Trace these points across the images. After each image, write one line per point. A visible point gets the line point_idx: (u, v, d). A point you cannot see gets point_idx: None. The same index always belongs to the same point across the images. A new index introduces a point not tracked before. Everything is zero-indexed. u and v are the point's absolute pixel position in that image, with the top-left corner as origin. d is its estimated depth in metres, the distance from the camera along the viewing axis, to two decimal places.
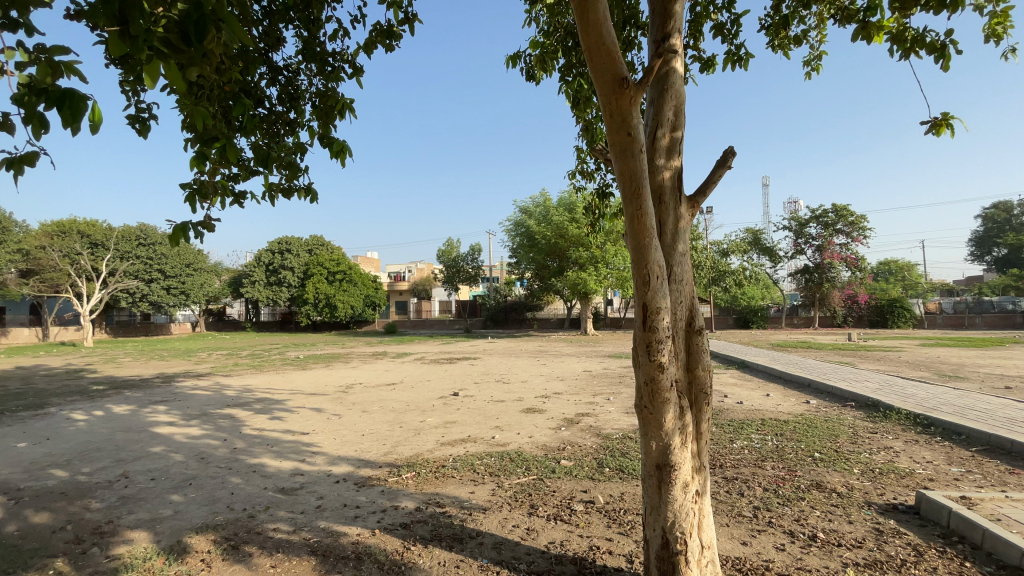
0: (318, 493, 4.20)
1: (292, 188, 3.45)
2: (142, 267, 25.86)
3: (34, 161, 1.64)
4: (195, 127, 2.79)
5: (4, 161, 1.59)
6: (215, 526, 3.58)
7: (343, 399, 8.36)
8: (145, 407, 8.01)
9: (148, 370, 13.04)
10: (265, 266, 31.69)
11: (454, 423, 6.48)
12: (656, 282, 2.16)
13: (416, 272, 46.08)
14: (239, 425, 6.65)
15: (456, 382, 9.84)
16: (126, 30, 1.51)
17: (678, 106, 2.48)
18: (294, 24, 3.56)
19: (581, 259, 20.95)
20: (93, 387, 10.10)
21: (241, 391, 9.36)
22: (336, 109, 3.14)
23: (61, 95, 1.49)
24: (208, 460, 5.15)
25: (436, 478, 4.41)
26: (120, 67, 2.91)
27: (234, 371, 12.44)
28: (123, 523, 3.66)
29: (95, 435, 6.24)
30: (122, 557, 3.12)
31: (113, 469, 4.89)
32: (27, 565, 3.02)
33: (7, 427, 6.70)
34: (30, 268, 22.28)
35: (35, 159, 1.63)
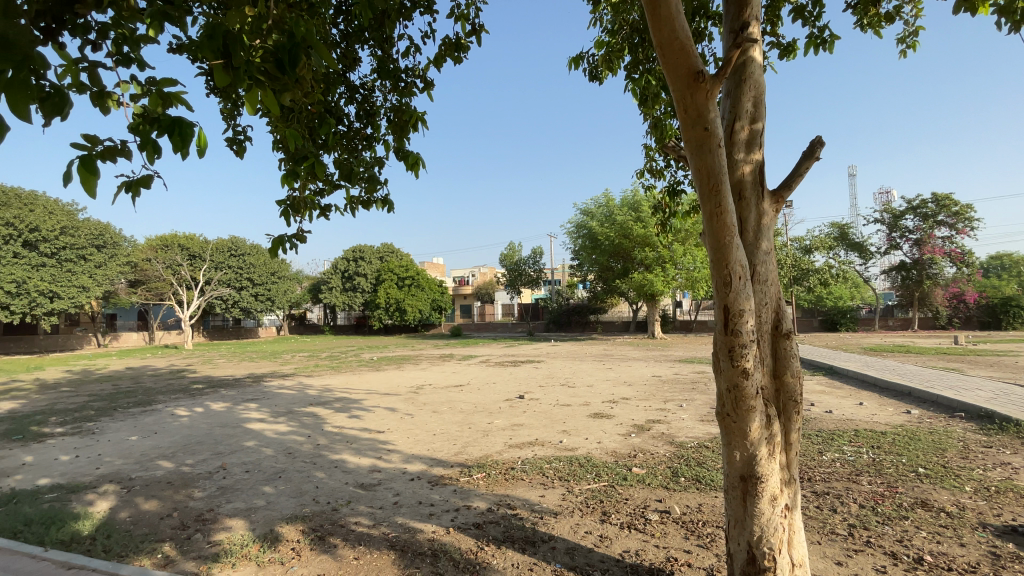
0: (394, 490, 4.37)
1: (370, 199, 3.63)
2: (234, 276, 28.30)
3: (148, 183, 1.89)
4: (286, 147, 3.01)
5: (124, 184, 1.84)
6: (302, 517, 3.83)
7: (414, 400, 8.66)
8: (237, 404, 8.75)
9: (240, 370, 14.22)
10: (341, 273, 33.64)
11: (522, 425, 6.51)
12: (738, 283, 2.06)
13: (479, 276, 46.89)
14: (320, 423, 7.09)
15: (522, 385, 9.89)
16: (229, 63, 1.67)
17: (758, 96, 2.35)
18: (369, 44, 3.75)
19: (646, 260, 20.39)
20: (193, 386, 11.17)
21: (320, 391, 9.96)
22: (410, 123, 3.27)
23: (171, 123, 1.67)
24: (295, 455, 5.53)
25: (505, 480, 4.46)
26: (221, 96, 3.22)
27: (314, 372, 13.27)
28: (222, 511, 4.01)
29: (197, 430, 6.89)
30: (222, 544, 3.41)
31: (213, 461, 5.37)
32: (140, 548, 3.36)
33: (123, 422, 7.57)
34: (138, 278, 25.54)
35: (150, 181, 1.87)
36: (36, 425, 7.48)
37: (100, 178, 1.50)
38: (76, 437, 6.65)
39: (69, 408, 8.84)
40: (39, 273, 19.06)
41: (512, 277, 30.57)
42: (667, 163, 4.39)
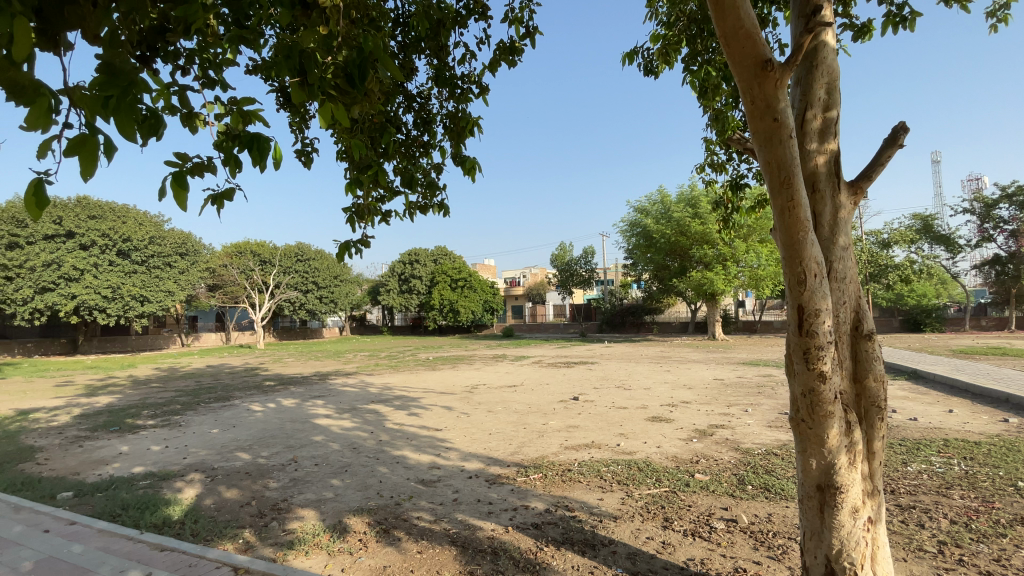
0: (453, 487, 4.46)
1: (427, 204, 3.74)
2: (300, 280, 29.93)
3: (231, 197, 2.07)
4: (350, 156, 3.15)
5: (208, 198, 2.01)
6: (367, 510, 3.99)
7: (469, 399, 8.81)
8: (306, 401, 9.26)
9: (307, 369, 15.05)
10: (398, 276, 34.78)
11: (578, 427, 6.47)
12: (814, 281, 1.94)
13: (530, 277, 46.91)
14: (382, 419, 7.37)
15: (577, 386, 9.82)
16: (304, 81, 1.78)
17: (831, 83, 2.21)
18: (425, 53, 3.85)
19: (706, 258, 19.64)
20: (265, 383, 11.92)
21: (380, 389, 10.34)
22: (466, 128, 3.33)
23: (250, 139, 1.81)
24: (359, 450, 5.77)
25: (562, 481, 4.43)
26: (291, 110, 3.43)
27: (374, 371, 13.80)
28: (294, 501, 4.25)
29: (270, 425, 7.34)
30: (296, 532, 3.62)
31: (285, 454, 5.71)
32: (223, 533, 3.62)
33: (205, 415, 8.22)
34: (216, 283, 27.47)
35: (232, 195, 2.04)
36: (132, 417, 8.26)
37: (189, 192, 1.65)
38: (165, 429, 7.28)
39: (159, 402, 9.69)
40: (131, 279, 20.99)
41: (564, 278, 30.31)
42: (729, 157, 4.22)
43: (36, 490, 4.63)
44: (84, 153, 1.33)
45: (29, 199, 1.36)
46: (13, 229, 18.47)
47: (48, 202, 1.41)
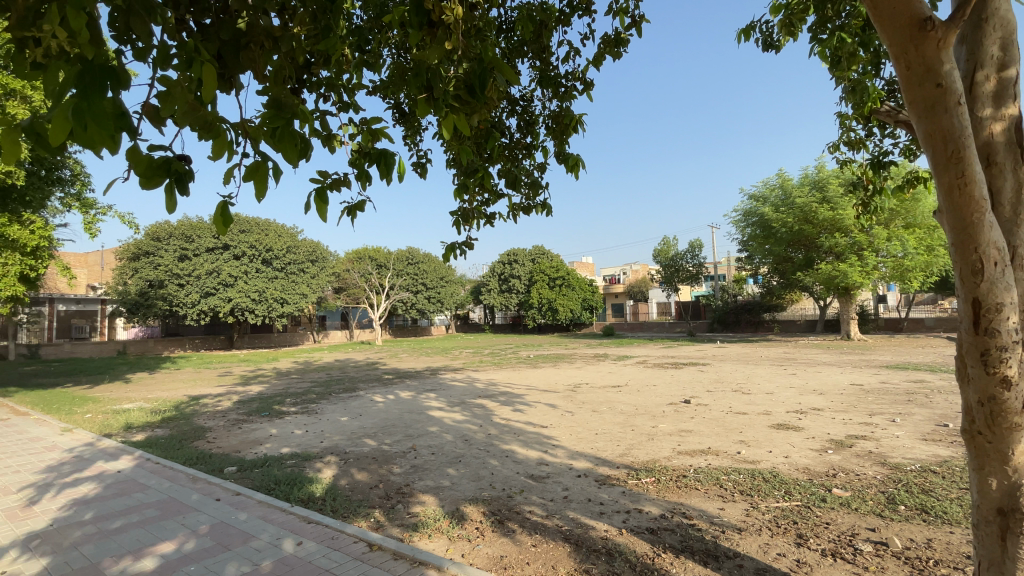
0: (563, 484, 4.50)
1: (530, 205, 3.80)
2: (411, 281, 32.04)
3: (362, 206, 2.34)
4: (459, 163, 3.31)
5: (343, 207, 2.29)
6: (482, 500, 4.17)
7: (573, 398, 8.80)
8: (420, 394, 9.93)
9: (420, 364, 16.11)
10: (499, 276, 35.74)
11: (691, 431, 6.16)
12: (993, 270, 1.65)
13: (631, 274, 45.46)
14: (490, 414, 7.66)
15: (687, 388, 9.35)
16: (430, 96, 1.94)
17: (1008, 35, 1.86)
18: (528, 56, 3.90)
19: (836, 247, 17.57)
20: (384, 376, 12.97)
21: (486, 385, 10.72)
22: (569, 126, 3.31)
23: (378, 155, 2.04)
24: (471, 442, 6.05)
25: (678, 487, 4.26)
26: (405, 124, 3.71)
27: (480, 367, 14.36)
28: (416, 487, 4.58)
29: (390, 414, 7.99)
30: (420, 515, 3.89)
31: (405, 442, 6.18)
32: (357, 511, 4.01)
33: (336, 404, 9.17)
34: (341, 286, 30.45)
35: (363, 204, 2.30)
36: (277, 404, 9.48)
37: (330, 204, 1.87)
38: (304, 415, 8.26)
39: (297, 391, 10.98)
40: (274, 284, 24.05)
41: (668, 274, 28.88)
42: (869, 131, 3.74)
43: (209, 463, 5.51)
44: (257, 177, 1.56)
45: (218, 219, 1.64)
46: (184, 244, 22.10)
47: (232, 219, 1.68)
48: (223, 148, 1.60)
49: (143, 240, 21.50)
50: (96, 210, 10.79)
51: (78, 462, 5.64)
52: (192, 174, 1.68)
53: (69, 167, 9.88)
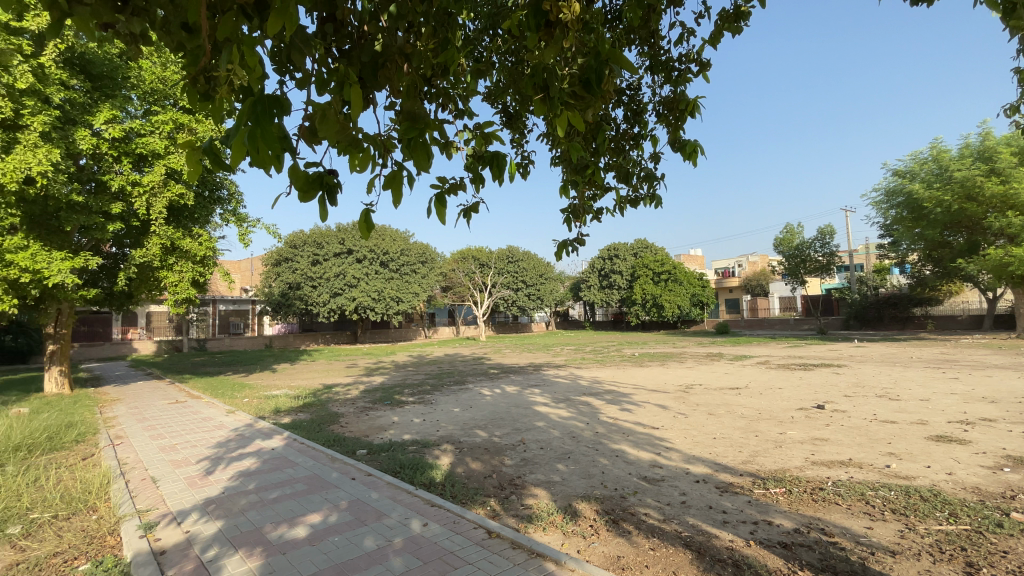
0: (680, 488, 4.30)
1: (638, 197, 3.68)
2: (512, 279, 32.72)
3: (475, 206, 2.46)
4: (568, 160, 3.30)
5: (459, 207, 2.42)
6: (595, 498, 4.14)
7: (685, 399, 8.36)
8: (525, 389, 10.12)
9: (523, 360, 16.43)
10: (599, 272, 35.10)
11: (825, 440, 5.55)
12: None
13: (746, 268, 42.05)
14: (596, 412, 7.57)
15: (818, 393, 8.42)
16: (546, 95, 1.98)
17: None
18: (636, 43, 3.76)
19: (1011, 227, 14.65)
20: (490, 371, 13.45)
21: (591, 383, 10.62)
22: (684, 111, 3.14)
23: (491, 158, 2.16)
24: (579, 439, 6.03)
25: (813, 501, 3.86)
26: (512, 127, 3.79)
27: (583, 364, 14.24)
28: (528, 480, 4.69)
29: (498, 408, 8.26)
30: (534, 508, 3.97)
31: (515, 436, 6.34)
32: (474, 498, 4.21)
33: (447, 396, 9.69)
34: (448, 284, 32.09)
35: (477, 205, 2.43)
36: (397, 394, 10.29)
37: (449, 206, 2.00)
38: (420, 405, 8.85)
39: (413, 383, 11.79)
40: (389, 284, 26.07)
41: (792, 265, 26.05)
42: None
43: (344, 446, 6.14)
44: (394, 185, 1.71)
45: (362, 224, 1.83)
46: (315, 250, 24.80)
47: (372, 225, 1.88)
48: (365, 162, 1.77)
49: (283, 248, 24.53)
50: (248, 223, 12.52)
51: (240, 440, 6.62)
52: (340, 186, 1.90)
53: (226, 187, 11.62)
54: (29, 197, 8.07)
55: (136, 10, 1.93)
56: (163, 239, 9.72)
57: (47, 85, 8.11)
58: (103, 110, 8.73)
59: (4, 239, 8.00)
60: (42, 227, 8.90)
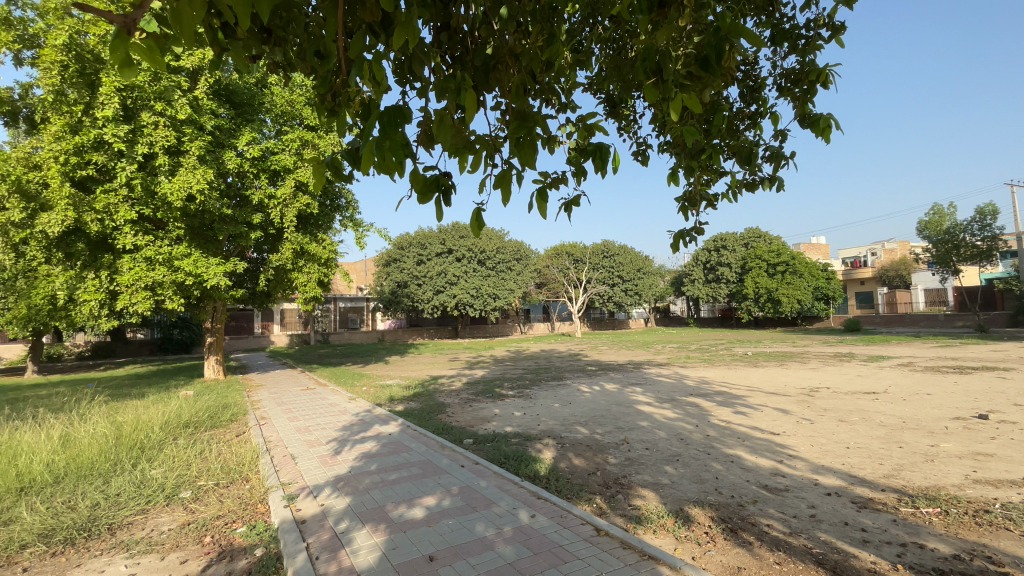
0: (807, 500, 3.91)
1: (757, 180, 3.39)
2: (609, 275, 32.05)
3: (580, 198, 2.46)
4: (679, 146, 3.14)
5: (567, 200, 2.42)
6: (708, 504, 3.91)
7: (809, 403, 7.58)
8: (627, 387, 9.85)
9: (623, 357, 16.03)
10: (703, 265, 33.08)
11: (993, 456, 4.70)
12: None
13: (881, 257, 36.99)
14: (706, 414, 7.15)
15: (980, 401, 7.15)
16: (659, 79, 1.89)
17: None
18: (753, 11, 3.45)
19: None
20: (588, 368, 13.33)
21: (699, 383, 10.06)
22: (813, 82, 2.82)
23: (596, 149, 2.13)
24: (688, 442, 5.74)
25: (979, 525, 3.30)
26: (617, 115, 3.70)
27: (689, 363, 13.53)
28: (634, 480, 4.56)
29: (598, 405, 8.15)
30: (642, 509, 3.85)
31: (618, 434, 6.21)
32: (580, 494, 4.19)
33: (547, 391, 9.77)
34: (544, 281, 32.30)
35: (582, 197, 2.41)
36: (498, 387, 10.59)
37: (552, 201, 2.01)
38: (521, 399, 9.02)
39: (513, 378, 12.06)
40: (487, 281, 26.92)
41: (941, 252, 22.37)
42: None
43: (452, 434, 6.46)
44: (504, 184, 1.74)
45: (474, 224, 1.91)
46: (420, 251, 26.33)
47: (483, 223, 1.94)
48: (478, 163, 1.83)
49: (392, 250, 26.40)
50: (363, 228, 13.65)
51: (362, 424, 7.26)
52: (454, 189, 1.99)
53: (344, 196, 12.78)
54: (190, 211, 9.55)
55: (278, 41, 2.19)
56: (294, 245, 10.92)
57: (201, 114, 9.54)
58: (245, 133, 10.04)
59: (173, 248, 9.57)
60: (201, 237, 10.48)
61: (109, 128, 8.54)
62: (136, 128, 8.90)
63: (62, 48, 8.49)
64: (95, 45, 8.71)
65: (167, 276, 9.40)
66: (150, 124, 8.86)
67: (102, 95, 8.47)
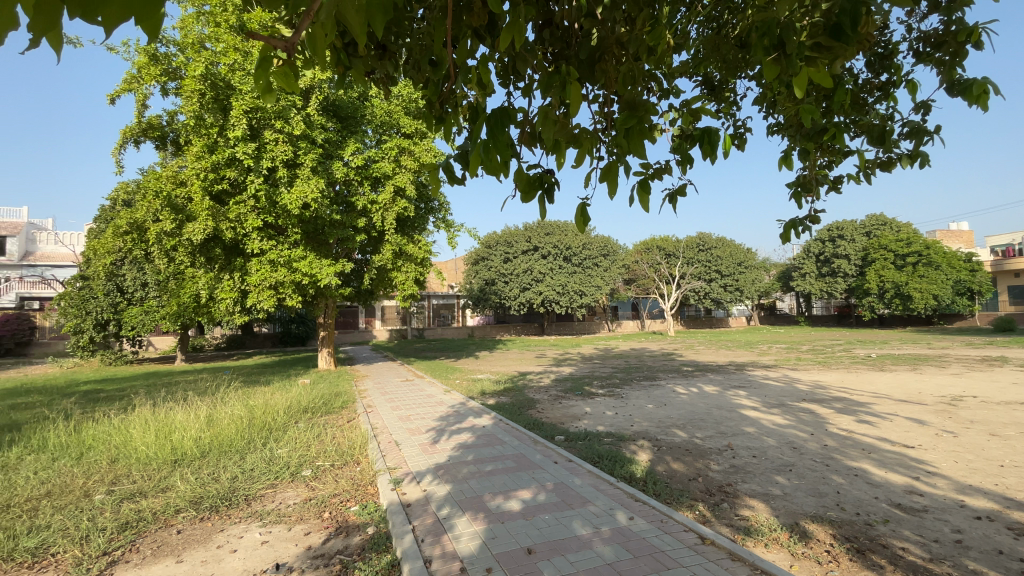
0: (952, 524, 3.42)
1: (893, 158, 3.02)
2: (705, 269, 30.36)
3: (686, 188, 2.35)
4: (794, 128, 2.89)
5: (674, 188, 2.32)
6: (828, 520, 3.57)
7: (951, 414, 6.59)
8: (729, 390, 9.25)
9: (723, 358, 15.08)
10: (816, 257, 30.06)
11: None
12: None
13: None
14: (822, 422, 6.50)
15: None
16: (781, 53, 1.75)
17: None
18: None
19: None
20: (684, 368, 12.72)
21: (812, 387, 9.16)
22: (964, 42, 2.44)
23: (703, 134, 2.03)
24: (802, 451, 5.26)
25: None
26: (718, 100, 3.50)
27: (800, 366, 12.37)
28: (740, 489, 4.28)
29: (697, 408, 7.75)
30: (751, 520, 3.61)
31: (720, 440, 5.86)
32: (680, 500, 4.01)
33: (641, 391, 9.49)
34: (634, 277, 31.37)
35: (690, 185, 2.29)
36: (588, 385, 10.48)
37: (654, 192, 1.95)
38: (612, 398, 8.85)
39: (603, 376, 11.86)
40: (574, 277, 26.71)
41: None
42: None
43: (543, 430, 6.51)
44: (610, 177, 1.71)
45: (579, 219, 1.91)
46: (507, 249, 26.84)
47: (588, 219, 1.94)
48: (582, 156, 1.82)
49: (480, 248, 27.19)
50: (455, 228, 14.18)
51: (457, 416, 7.58)
52: (557, 185, 2.01)
53: (437, 198, 13.39)
54: (306, 217, 10.56)
55: (387, 55, 2.35)
56: (394, 246, 11.65)
57: (313, 129, 10.48)
58: (350, 145, 10.88)
59: (292, 251, 10.67)
60: (314, 241, 11.53)
61: (240, 147, 9.75)
62: (261, 146, 10.03)
63: (200, 79, 9.77)
64: (225, 73, 9.90)
65: (287, 276, 10.50)
66: (272, 141, 9.93)
67: (232, 117, 9.62)
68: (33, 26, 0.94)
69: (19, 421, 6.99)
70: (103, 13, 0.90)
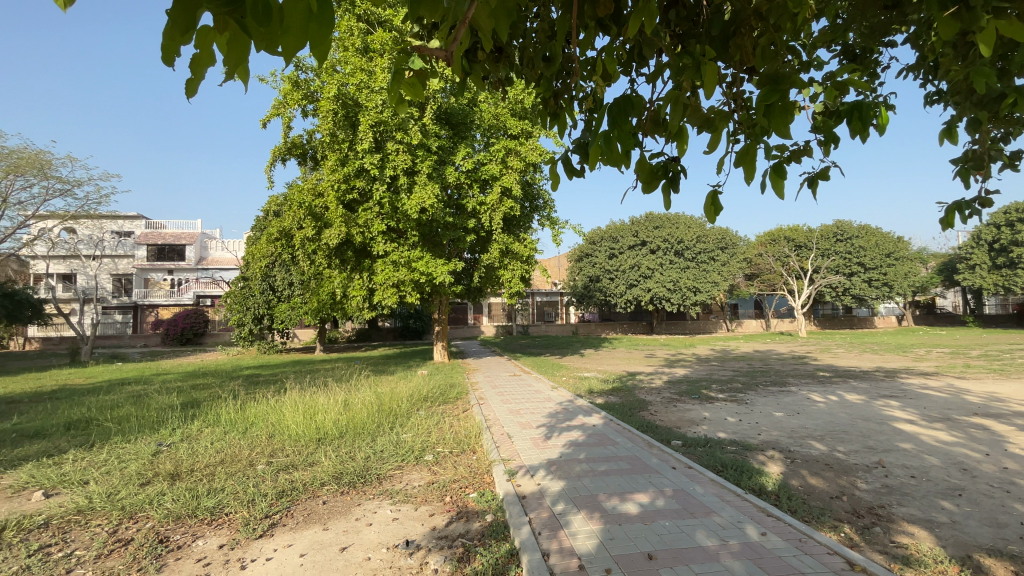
0: None
1: None
2: (843, 262, 26.96)
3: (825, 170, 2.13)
4: (962, 95, 2.44)
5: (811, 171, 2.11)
6: (1014, 556, 2.99)
7: None
8: (876, 399, 8.11)
9: (867, 362, 13.28)
10: (989, 245, 25.18)
11: None
12: None
13: None
14: (1003, 441, 5.42)
15: None
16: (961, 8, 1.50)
17: None
18: None
19: None
20: (819, 373, 11.42)
21: (987, 400, 7.69)
22: None
23: (852, 108, 1.83)
24: (975, 474, 4.45)
25: None
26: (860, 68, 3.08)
27: (970, 374, 10.44)
28: (895, 512, 3.74)
29: (837, 418, 6.90)
30: (909, 548, 3.14)
31: (868, 455, 5.17)
32: (820, 518, 3.62)
33: (767, 397, 8.71)
34: (755, 272, 28.90)
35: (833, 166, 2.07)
36: (706, 389, 9.86)
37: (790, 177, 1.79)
38: (734, 404, 8.24)
39: (722, 379, 11.07)
40: (687, 273, 25.34)
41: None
42: None
43: (658, 433, 6.27)
44: (747, 162, 1.60)
45: (708, 208, 1.82)
46: (612, 245, 26.29)
47: (718, 207, 1.84)
48: (715, 140, 1.73)
49: (585, 245, 27.00)
50: (560, 225, 14.22)
51: (567, 413, 7.60)
52: (682, 174, 1.93)
53: (543, 197, 13.59)
54: (423, 221, 11.31)
55: (502, 57, 2.42)
56: (501, 244, 12.01)
57: (429, 137, 11.16)
58: (461, 149, 11.41)
59: (412, 252, 11.50)
60: (430, 242, 12.32)
61: (366, 158, 10.77)
62: (385, 156, 10.97)
63: (333, 99, 10.94)
64: (354, 92, 10.96)
65: (407, 276, 11.34)
66: (394, 151, 10.81)
67: (360, 132, 10.65)
68: (228, 62, 1.13)
69: (200, 399, 8.43)
70: (282, 43, 1.06)
